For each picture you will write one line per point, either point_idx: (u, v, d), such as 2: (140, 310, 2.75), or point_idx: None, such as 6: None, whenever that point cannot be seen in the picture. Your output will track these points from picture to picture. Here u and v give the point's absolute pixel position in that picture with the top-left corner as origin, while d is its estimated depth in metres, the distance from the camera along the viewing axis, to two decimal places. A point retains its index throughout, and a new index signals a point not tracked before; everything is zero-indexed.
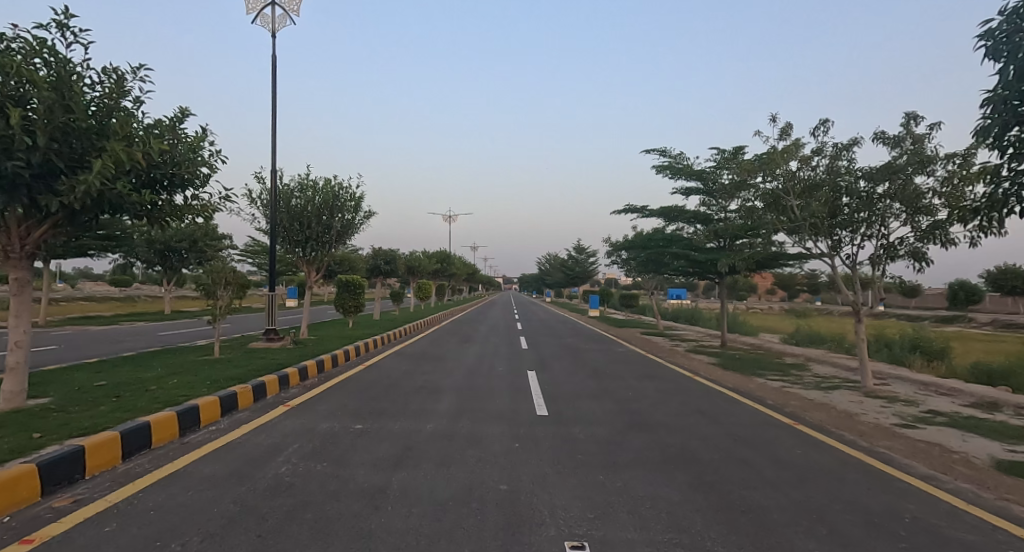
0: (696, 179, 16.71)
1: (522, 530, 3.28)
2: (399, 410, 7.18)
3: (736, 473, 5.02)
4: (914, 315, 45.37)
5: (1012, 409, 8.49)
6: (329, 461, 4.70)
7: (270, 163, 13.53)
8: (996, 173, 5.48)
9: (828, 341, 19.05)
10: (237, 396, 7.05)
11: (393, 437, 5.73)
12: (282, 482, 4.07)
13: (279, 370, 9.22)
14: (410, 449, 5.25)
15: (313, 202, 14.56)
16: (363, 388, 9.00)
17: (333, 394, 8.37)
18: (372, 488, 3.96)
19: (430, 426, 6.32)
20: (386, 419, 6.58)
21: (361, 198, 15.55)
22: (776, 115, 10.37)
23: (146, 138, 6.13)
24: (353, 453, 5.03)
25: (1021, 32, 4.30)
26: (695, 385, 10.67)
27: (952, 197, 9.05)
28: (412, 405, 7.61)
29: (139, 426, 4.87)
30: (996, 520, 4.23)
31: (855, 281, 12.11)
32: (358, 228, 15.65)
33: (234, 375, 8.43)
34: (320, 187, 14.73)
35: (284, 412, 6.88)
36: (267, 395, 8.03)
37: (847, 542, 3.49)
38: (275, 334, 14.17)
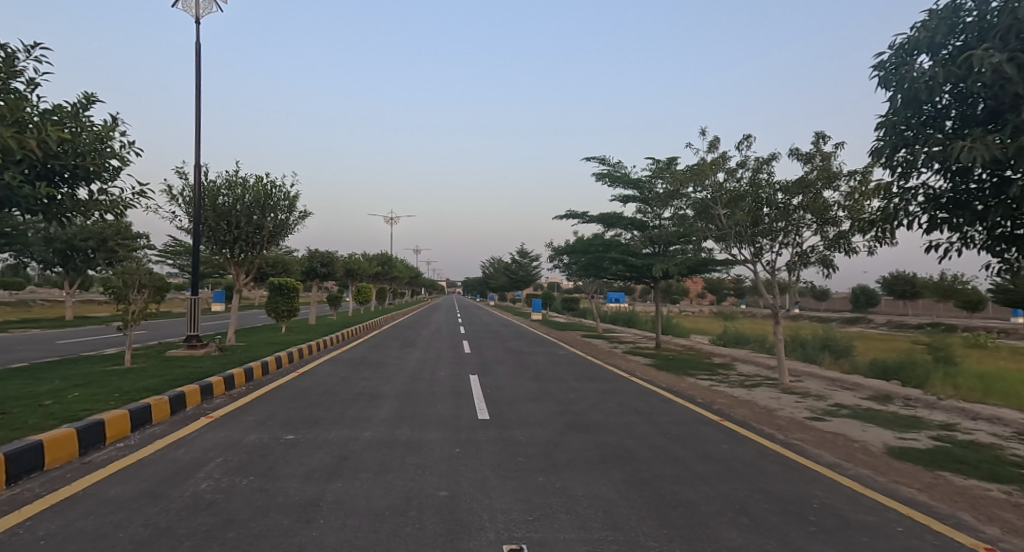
0: (633, 187, 17.47)
1: (461, 536, 3.39)
2: (335, 419, 7.07)
3: (669, 469, 5.36)
4: (827, 317, 49.14)
5: (903, 400, 9.49)
6: (256, 474, 4.59)
7: (194, 158, 12.91)
8: (889, 190, 6.18)
9: (752, 341, 20.37)
10: (150, 410, 6.66)
11: (328, 446, 5.65)
12: (201, 500, 3.94)
13: (201, 380, 8.80)
14: (347, 458, 5.22)
15: (243, 201, 13.97)
16: (297, 396, 8.75)
17: (262, 403, 8.09)
18: (304, 501, 3.94)
19: (368, 434, 6.27)
20: (322, 428, 6.47)
21: (296, 197, 15.06)
22: (704, 129, 11.08)
23: (41, 124, 5.75)
24: (283, 464, 4.93)
25: (905, 65, 4.97)
26: (631, 386, 11.14)
27: (854, 210, 10.03)
28: (350, 412, 7.52)
29: (29, 446, 4.55)
30: (888, 502, 4.77)
31: (774, 285, 13.09)
32: (292, 228, 15.14)
33: (148, 386, 7.98)
34: (250, 185, 14.13)
35: (205, 424, 6.61)
36: (186, 407, 7.65)
37: (766, 529, 3.83)
38: (197, 340, 13.44)
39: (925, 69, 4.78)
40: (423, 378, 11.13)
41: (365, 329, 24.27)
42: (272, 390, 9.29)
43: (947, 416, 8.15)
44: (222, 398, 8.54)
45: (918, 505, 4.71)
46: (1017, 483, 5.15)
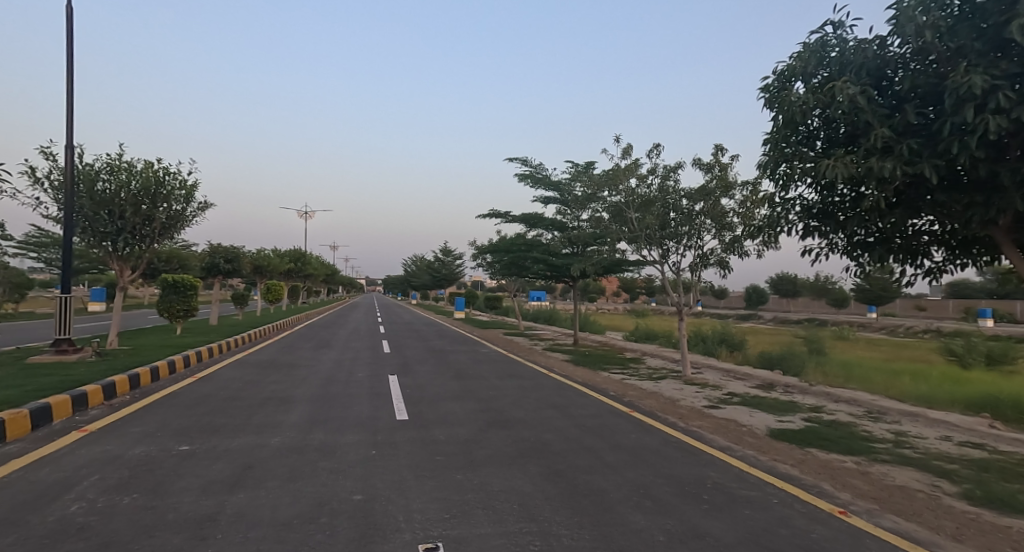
0: (553, 189, 18.06)
1: (376, 539, 3.48)
2: (238, 426, 6.81)
3: (583, 460, 5.72)
4: (728, 314, 53.34)
5: (784, 386, 10.67)
6: (142, 492, 4.36)
7: (66, 139, 11.73)
8: (773, 200, 6.97)
9: (660, 337, 21.77)
10: (6, 425, 6.02)
11: (228, 456, 5.46)
12: (71, 524, 3.69)
13: (74, 389, 8.05)
14: (251, 467, 5.09)
15: (128, 189, 12.84)
16: (194, 403, 8.28)
17: (151, 412, 7.58)
18: (200, 516, 3.83)
19: (275, 441, 6.12)
20: (222, 437, 6.22)
21: (194, 186, 14.05)
22: (619, 137, 11.73)
23: None
24: (175, 479, 4.72)
25: (785, 88, 5.68)
26: (549, 381, 11.58)
27: (746, 218, 11.11)
28: (256, 419, 7.25)
29: None
30: (768, 478, 5.42)
31: (680, 285, 14.14)
32: (188, 220, 14.11)
33: (6, 399, 7.19)
34: (137, 171, 13.01)
35: (78, 440, 6.09)
36: (53, 420, 6.98)
37: (666, 509, 4.24)
38: (68, 345, 12.20)
39: (799, 95, 5.49)
40: (339, 380, 10.90)
41: (276, 330, 23.08)
42: (163, 398, 8.69)
43: (818, 399, 9.29)
44: (101, 408, 7.89)
45: (793, 479, 5.39)
46: (868, 454, 6.02)
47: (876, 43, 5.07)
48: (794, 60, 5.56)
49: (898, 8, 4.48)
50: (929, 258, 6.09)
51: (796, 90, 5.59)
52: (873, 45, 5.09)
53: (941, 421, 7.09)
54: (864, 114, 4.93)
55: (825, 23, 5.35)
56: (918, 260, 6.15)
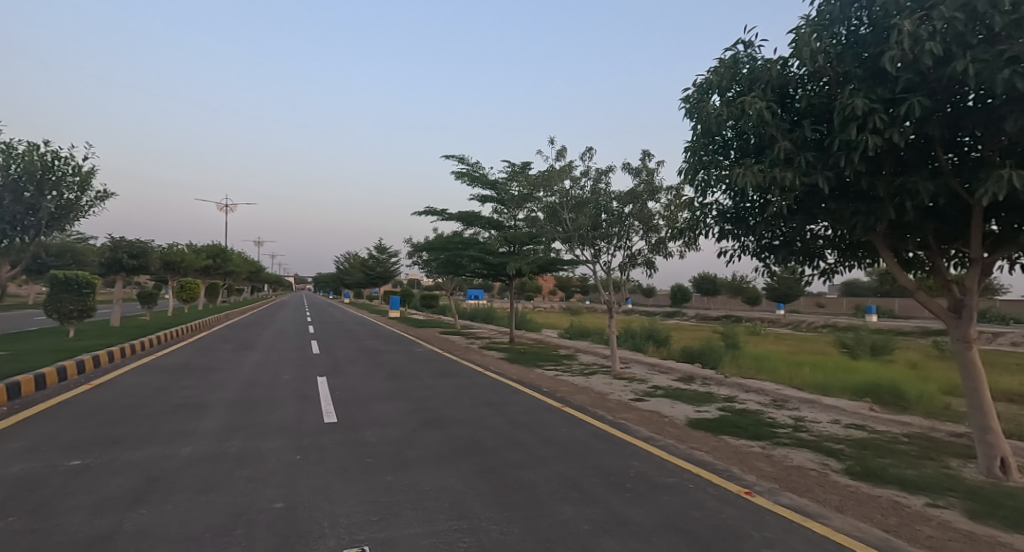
0: (490, 188, 18.18)
1: (297, 547, 3.44)
2: (143, 436, 6.42)
3: (514, 455, 5.88)
4: (656, 312, 55.81)
5: (702, 379, 11.40)
6: (28, 513, 4.04)
7: None
8: (693, 205, 7.45)
9: (593, 334, 22.48)
10: None
11: (131, 469, 5.16)
12: None
13: None
14: (158, 480, 4.84)
15: (9, 175, 11.69)
16: (91, 413, 7.69)
17: (39, 424, 6.97)
18: (98, 535, 3.62)
19: (187, 450, 5.84)
20: (125, 449, 5.85)
21: (90, 173, 13.03)
22: (553, 140, 12.02)
23: None
24: (68, 497, 4.40)
25: (703, 101, 6.12)
26: (484, 379, 11.70)
27: (671, 221, 11.72)
28: (165, 428, 6.86)
29: None
30: (685, 464, 5.82)
31: (610, 284, 14.69)
32: (84, 209, 13.08)
33: None
34: (20, 155, 11.87)
35: None
36: None
37: (592, 499, 4.47)
38: None
39: (715, 107, 5.91)
40: (261, 383, 10.47)
41: (191, 331, 21.69)
42: (54, 408, 7.99)
43: (731, 390, 10.02)
44: None
45: (707, 464, 5.82)
46: (771, 439, 6.60)
47: (781, 63, 5.56)
48: (712, 74, 6.00)
49: (798, 32, 4.96)
50: (825, 261, 6.74)
51: (712, 102, 6.02)
52: (779, 65, 5.58)
53: (834, 406, 7.88)
54: (770, 128, 5.40)
55: (737, 42, 5.81)
56: (816, 262, 6.79)
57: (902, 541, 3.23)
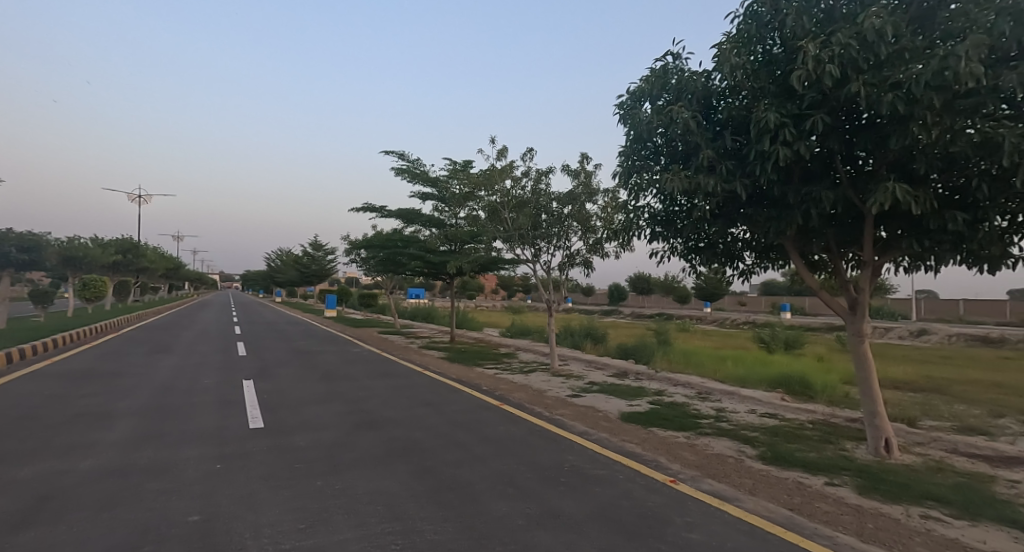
0: (431, 185, 18.03)
1: None
2: (37, 450, 5.91)
3: (451, 454, 5.92)
4: (594, 310, 57.34)
5: (635, 374, 11.88)
6: None
7: None
8: (627, 207, 7.77)
9: (534, 332, 22.78)
10: None
11: (20, 487, 4.74)
12: None
13: None
14: (55, 498, 4.48)
15: None
16: None
17: None
18: None
19: (87, 464, 5.43)
20: (15, 465, 5.37)
21: None
22: (494, 140, 12.10)
23: None
24: None
25: (636, 108, 6.41)
26: (423, 379, 11.62)
27: (607, 222, 12.11)
28: (64, 440, 6.34)
29: None
30: (617, 457, 6.08)
31: (549, 283, 14.98)
32: None
33: None
34: None
35: None
36: None
37: (527, 494, 4.59)
38: None
39: (647, 114, 6.21)
40: (178, 388, 9.87)
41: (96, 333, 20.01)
42: None
43: (662, 384, 10.51)
44: None
45: (637, 456, 6.10)
46: (695, 429, 7.02)
47: (706, 76, 5.92)
48: (644, 83, 6.30)
49: (719, 48, 5.31)
50: (744, 262, 7.23)
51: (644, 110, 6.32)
52: (704, 77, 5.94)
53: (751, 397, 8.47)
54: (695, 137, 5.75)
55: (667, 54, 6.13)
56: (736, 263, 7.27)
57: (803, 518, 3.56)
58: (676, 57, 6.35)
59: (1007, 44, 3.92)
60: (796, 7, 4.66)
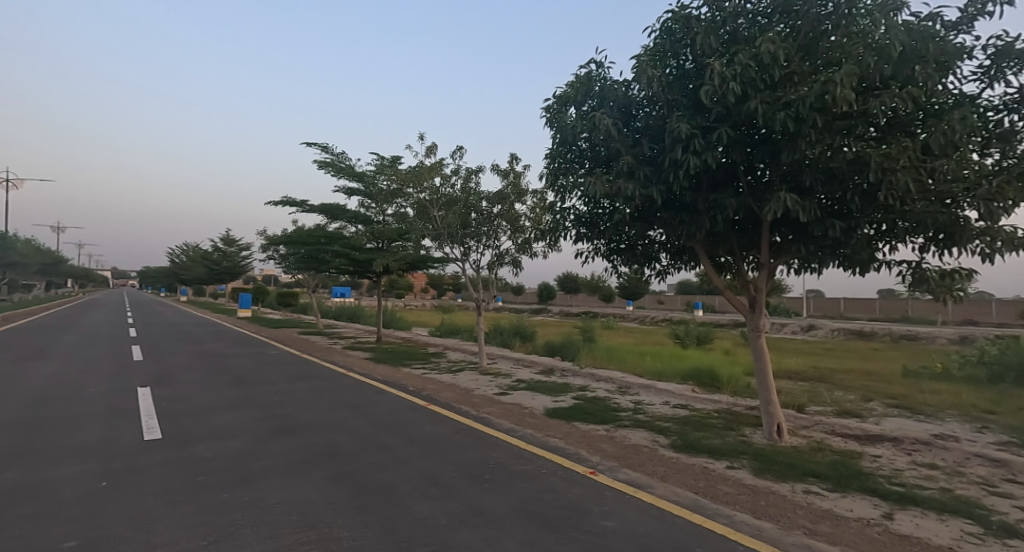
0: (357, 180, 17.50)
1: None
2: None
3: (373, 458, 5.83)
4: (521, 309, 58.10)
5: (561, 370, 12.23)
6: None
7: None
8: (555, 208, 8.00)
9: (463, 331, 22.77)
10: None
11: None
12: None
13: None
14: None
15: None
16: None
17: None
18: None
19: None
20: None
21: None
22: (423, 136, 11.96)
23: None
24: None
25: (561, 113, 6.63)
26: (345, 381, 11.30)
27: (536, 222, 12.34)
28: None
29: None
30: (540, 451, 6.27)
31: (479, 283, 15.04)
32: None
33: None
34: None
35: None
36: None
37: (450, 493, 4.63)
38: None
39: (571, 119, 6.44)
40: (61, 399, 8.94)
41: None
42: None
43: (585, 380, 10.91)
44: None
45: (559, 450, 6.32)
46: (613, 422, 7.37)
47: (626, 86, 6.23)
48: (569, 89, 6.53)
49: (637, 60, 5.61)
50: (660, 263, 7.67)
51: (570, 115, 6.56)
52: (624, 87, 6.25)
53: (665, 389, 9.01)
54: (616, 143, 6.05)
55: (591, 61, 6.38)
56: (653, 264, 7.69)
57: (705, 500, 3.87)
58: (599, 66, 6.63)
59: (876, 73, 4.45)
60: (704, 27, 5.03)
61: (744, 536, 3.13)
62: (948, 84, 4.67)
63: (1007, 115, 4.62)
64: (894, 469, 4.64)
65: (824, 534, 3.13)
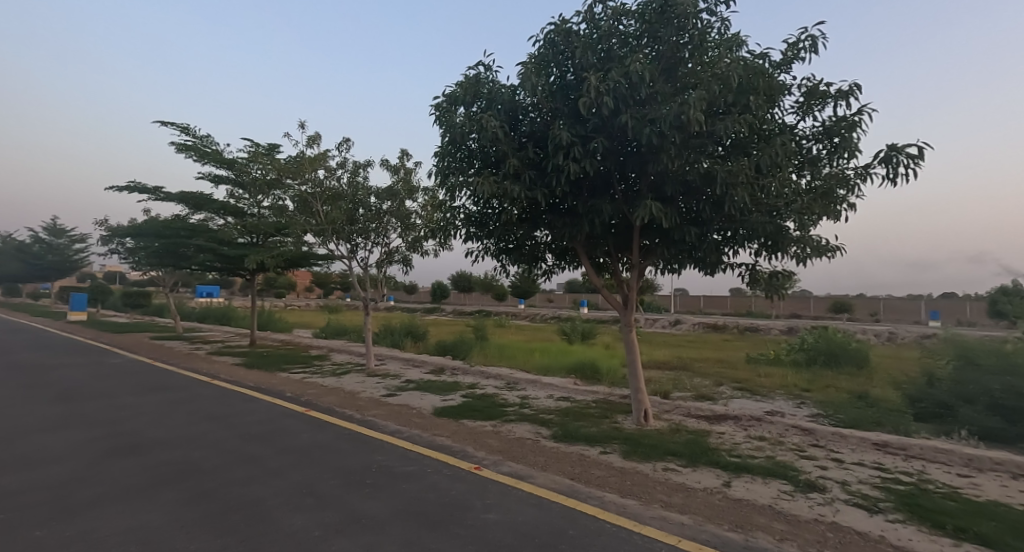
0: (225, 167, 16.04)
1: None
2: None
3: (239, 473, 5.40)
4: (409, 308, 56.84)
5: (451, 369, 12.26)
6: None
7: None
8: (445, 206, 8.02)
9: (350, 332, 21.88)
10: None
11: None
12: None
13: None
14: None
15: None
16: None
17: None
18: None
19: None
20: None
21: None
22: (304, 125, 11.30)
23: None
24: None
25: (450, 111, 6.68)
26: (210, 390, 10.33)
27: (427, 220, 12.23)
28: None
29: None
30: (426, 451, 6.27)
31: (367, 281, 14.58)
32: None
33: None
34: None
35: None
36: None
37: (327, 501, 4.45)
38: None
39: (460, 119, 6.50)
40: None
41: None
42: None
43: (475, 378, 11.07)
44: None
45: (444, 448, 6.36)
46: (500, 417, 7.59)
47: (513, 90, 6.44)
48: (458, 89, 6.60)
49: (523, 67, 5.83)
50: (546, 262, 8.01)
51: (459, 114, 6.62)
52: (511, 91, 6.45)
53: (550, 383, 9.44)
54: (503, 146, 6.23)
55: (479, 63, 6.50)
56: (539, 263, 8.01)
57: (579, 485, 4.16)
58: (488, 68, 6.77)
59: (724, 99, 5.07)
60: (582, 43, 5.38)
61: (610, 515, 3.41)
62: (775, 113, 5.44)
63: (816, 144, 5.50)
64: (734, 443, 5.33)
65: (676, 505, 3.53)
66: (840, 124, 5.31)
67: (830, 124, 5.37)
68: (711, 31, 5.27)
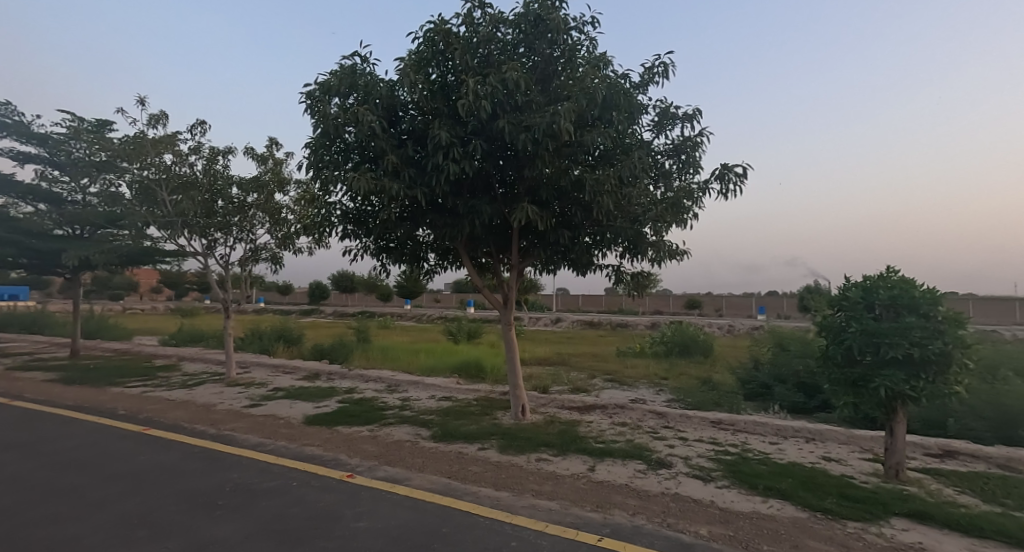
0: (35, 144, 13.45)
1: None
2: None
3: (48, 508, 4.38)
4: (278, 309, 52.65)
5: (327, 374, 11.63)
6: None
7: None
8: (320, 201, 7.56)
9: (208, 338, 19.76)
10: None
11: None
12: None
13: None
14: None
15: None
16: None
17: None
18: None
19: None
20: None
21: None
22: (144, 102, 9.92)
23: None
24: None
25: (323, 102, 6.29)
26: (14, 414, 8.62)
27: (301, 215, 11.46)
28: None
29: None
30: (292, 463, 5.85)
31: (229, 281, 13.29)
32: None
33: None
34: None
35: None
36: None
37: (166, 529, 3.88)
38: None
39: (334, 111, 6.16)
40: None
41: None
42: None
43: (353, 382, 10.63)
44: None
45: (313, 458, 5.98)
46: (377, 421, 7.35)
47: (391, 86, 6.25)
48: (332, 79, 6.25)
49: (400, 63, 5.69)
50: (427, 262, 7.91)
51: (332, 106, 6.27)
52: (389, 87, 6.26)
53: (431, 384, 9.37)
54: (380, 143, 6.03)
55: (355, 54, 6.21)
56: (421, 263, 7.88)
57: (455, 483, 4.16)
58: (364, 60, 6.50)
59: (591, 112, 5.37)
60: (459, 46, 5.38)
61: (484, 509, 3.45)
62: (635, 129, 5.89)
63: (668, 159, 6.06)
64: (600, 430, 5.69)
65: (545, 493, 3.68)
66: (687, 142, 5.89)
67: (679, 143, 5.95)
68: (580, 48, 5.56)
